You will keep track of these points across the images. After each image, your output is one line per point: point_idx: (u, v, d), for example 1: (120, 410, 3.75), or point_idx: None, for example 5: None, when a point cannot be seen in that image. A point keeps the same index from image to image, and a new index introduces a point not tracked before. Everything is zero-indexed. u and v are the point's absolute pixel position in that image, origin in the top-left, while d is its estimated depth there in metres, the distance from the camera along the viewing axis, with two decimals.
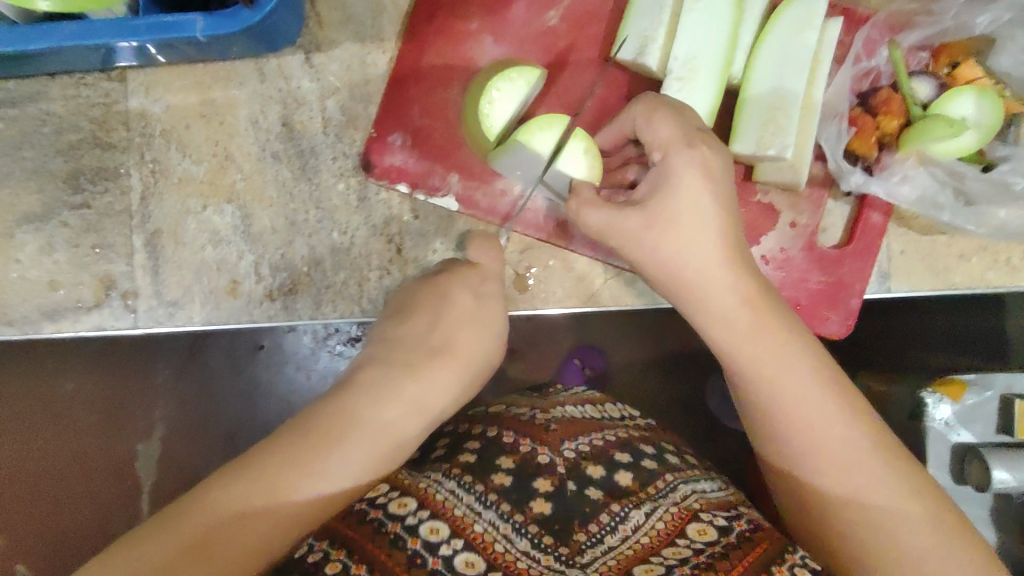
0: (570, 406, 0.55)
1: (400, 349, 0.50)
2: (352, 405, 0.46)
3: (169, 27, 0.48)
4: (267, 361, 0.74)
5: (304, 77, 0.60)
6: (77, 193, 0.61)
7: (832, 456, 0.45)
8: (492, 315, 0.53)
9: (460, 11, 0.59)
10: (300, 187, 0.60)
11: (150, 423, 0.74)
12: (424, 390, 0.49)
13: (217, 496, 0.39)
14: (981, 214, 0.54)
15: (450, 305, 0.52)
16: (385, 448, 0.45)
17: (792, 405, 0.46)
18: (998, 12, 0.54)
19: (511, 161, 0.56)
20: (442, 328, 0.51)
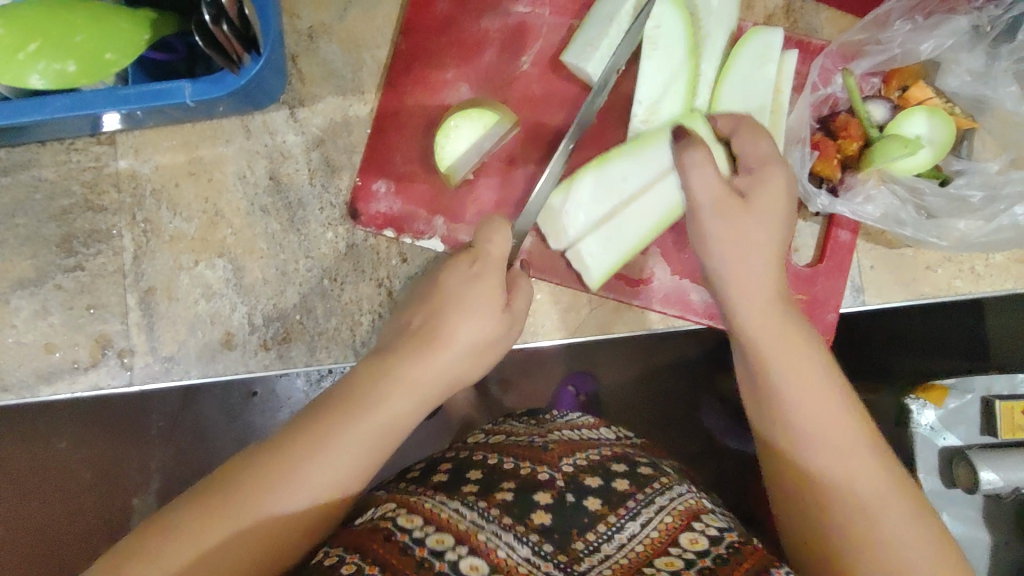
0: (565, 430, 0.54)
1: (419, 342, 0.50)
2: (367, 392, 0.46)
3: (158, 95, 0.50)
4: (261, 407, 0.72)
5: (289, 132, 0.62)
6: (71, 255, 0.62)
7: (836, 439, 0.46)
8: (475, 296, 0.51)
9: (436, 62, 0.62)
10: (290, 239, 0.62)
11: (146, 475, 0.74)
12: (420, 371, 0.48)
13: (244, 482, 0.41)
14: (943, 227, 0.56)
15: (465, 293, 0.51)
16: (391, 438, 0.45)
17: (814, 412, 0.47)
18: (941, 39, 0.56)
19: (608, 184, 0.57)
20: (456, 321, 0.50)
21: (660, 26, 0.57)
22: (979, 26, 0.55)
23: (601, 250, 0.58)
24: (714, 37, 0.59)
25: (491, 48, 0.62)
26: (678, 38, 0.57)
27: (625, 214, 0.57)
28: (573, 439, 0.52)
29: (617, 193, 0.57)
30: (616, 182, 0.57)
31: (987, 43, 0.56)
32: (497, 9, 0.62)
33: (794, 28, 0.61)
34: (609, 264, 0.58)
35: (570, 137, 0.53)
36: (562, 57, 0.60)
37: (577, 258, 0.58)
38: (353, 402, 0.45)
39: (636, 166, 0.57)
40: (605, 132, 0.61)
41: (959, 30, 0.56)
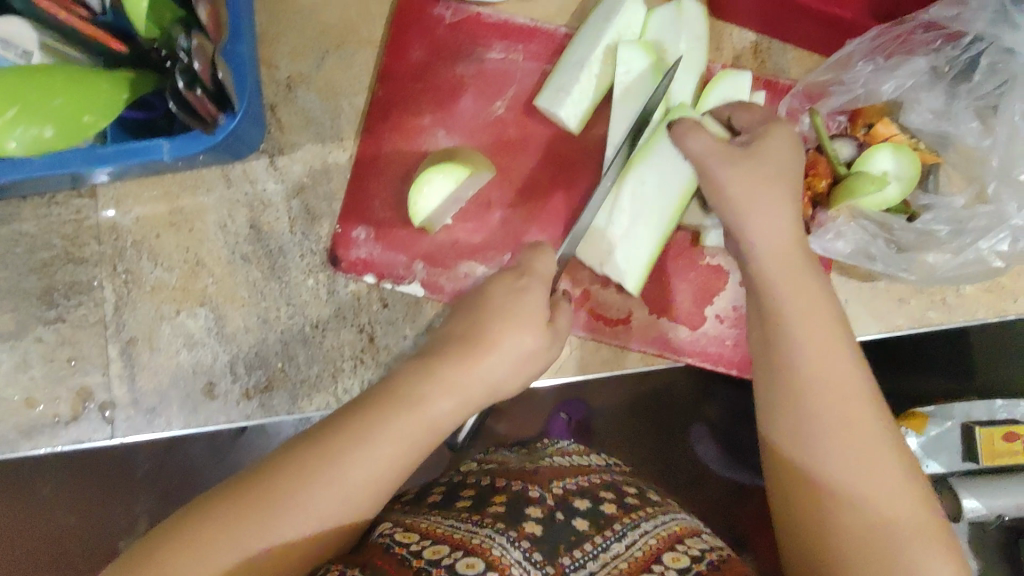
0: (557, 456, 0.56)
1: (462, 345, 0.50)
2: (416, 387, 0.47)
3: (135, 152, 0.50)
4: (248, 447, 0.71)
5: (269, 180, 0.63)
6: (52, 308, 0.62)
7: (849, 413, 0.45)
8: (524, 307, 0.51)
9: (413, 108, 0.63)
10: (271, 286, 0.62)
11: (132, 517, 0.74)
12: (463, 376, 0.48)
13: (282, 470, 0.42)
14: (912, 261, 0.57)
15: (514, 302, 0.52)
16: (428, 437, 0.46)
17: (840, 420, 0.45)
18: (902, 79, 0.58)
19: (630, 191, 0.59)
20: (502, 328, 0.50)
21: (633, 70, 0.59)
22: (938, 67, 0.57)
23: (634, 256, 0.59)
24: (683, 79, 0.60)
25: (466, 94, 0.63)
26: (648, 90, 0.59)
27: (648, 216, 0.59)
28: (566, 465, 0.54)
29: (640, 197, 0.59)
30: (637, 187, 0.59)
31: (947, 82, 0.57)
32: (472, 56, 0.63)
33: (762, 68, 0.63)
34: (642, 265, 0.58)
35: (612, 167, 0.55)
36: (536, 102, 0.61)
37: (613, 272, 0.58)
38: (397, 399, 0.46)
39: (650, 165, 0.59)
40: (581, 173, 0.62)
41: (918, 71, 0.57)
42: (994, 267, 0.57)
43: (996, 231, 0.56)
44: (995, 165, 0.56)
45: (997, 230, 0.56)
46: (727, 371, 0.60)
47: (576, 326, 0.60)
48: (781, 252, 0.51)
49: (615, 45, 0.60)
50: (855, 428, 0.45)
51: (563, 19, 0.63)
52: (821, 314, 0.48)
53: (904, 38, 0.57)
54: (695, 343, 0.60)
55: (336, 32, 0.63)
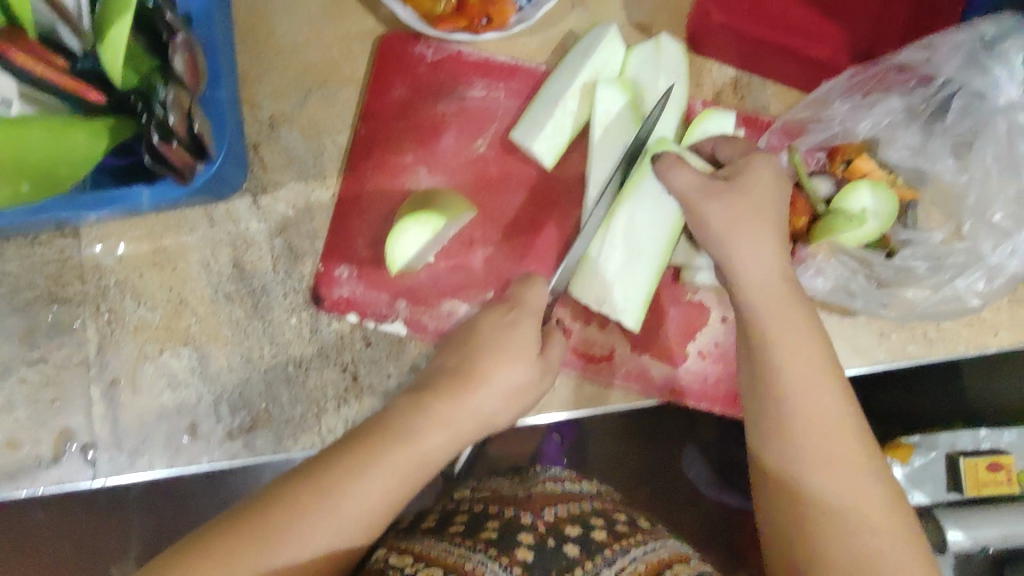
0: (549, 483, 0.55)
1: (454, 378, 0.50)
2: (408, 420, 0.47)
3: (114, 200, 0.51)
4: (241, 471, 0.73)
5: (252, 219, 0.63)
6: (35, 349, 0.62)
7: (835, 443, 0.47)
8: (513, 338, 0.51)
9: (395, 146, 0.63)
10: (254, 325, 0.62)
11: (124, 545, 0.75)
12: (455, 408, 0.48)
13: (282, 501, 0.42)
14: (893, 296, 0.58)
15: (502, 336, 0.52)
16: (422, 469, 0.46)
17: (823, 450, 0.47)
18: (878, 117, 0.59)
19: (620, 229, 0.60)
20: (491, 362, 0.50)
21: (610, 110, 0.60)
22: (913, 106, 0.58)
23: (630, 293, 0.59)
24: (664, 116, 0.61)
25: (448, 132, 0.63)
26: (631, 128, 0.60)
27: (640, 253, 0.60)
28: (557, 491, 0.53)
29: (630, 235, 0.60)
30: (625, 224, 0.60)
31: (922, 120, 0.58)
32: (453, 94, 0.63)
33: (741, 104, 0.63)
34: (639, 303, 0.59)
35: (599, 206, 0.56)
36: (511, 135, 0.62)
37: (612, 312, 0.59)
38: (391, 431, 0.46)
39: (636, 202, 0.60)
40: (563, 210, 0.62)
41: (894, 109, 0.58)
42: (970, 306, 0.57)
43: (971, 269, 0.57)
44: (971, 202, 0.57)
45: (973, 268, 0.56)
46: (709, 407, 0.61)
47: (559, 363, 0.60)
48: (769, 280, 0.50)
49: (592, 83, 0.61)
50: (838, 460, 0.47)
51: (543, 57, 0.64)
52: (809, 344, 0.49)
53: (880, 77, 0.58)
54: (676, 380, 0.60)
55: (318, 71, 0.64)
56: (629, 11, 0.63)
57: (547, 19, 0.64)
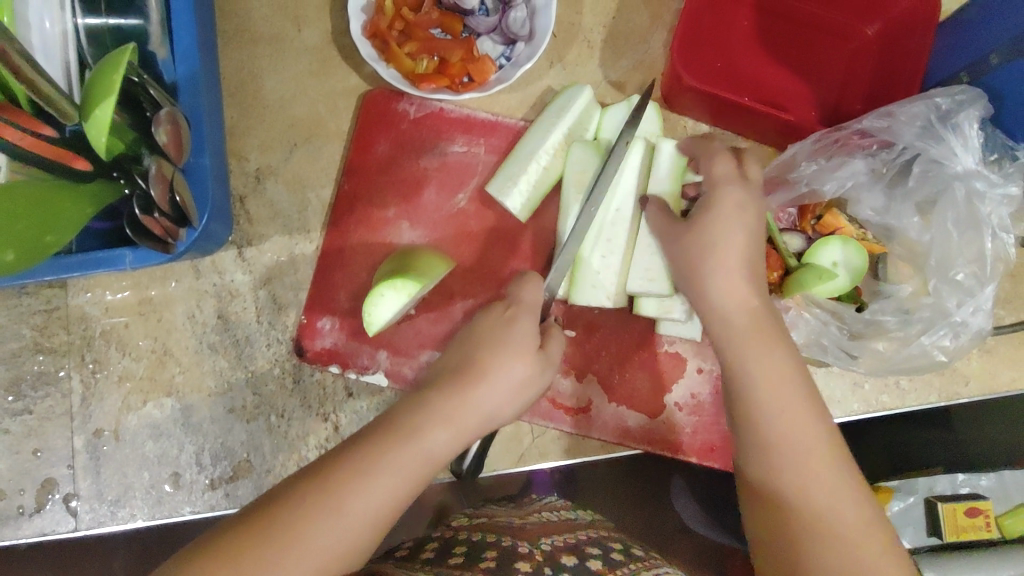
0: (545, 512, 0.55)
1: (455, 379, 0.49)
2: (414, 418, 0.46)
3: (100, 262, 0.51)
4: None
5: (237, 271, 0.64)
6: (19, 399, 0.63)
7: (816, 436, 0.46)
8: (517, 339, 0.51)
9: (377, 201, 0.65)
10: (237, 375, 0.63)
11: None
12: (460, 401, 0.48)
13: (292, 499, 0.40)
14: (863, 350, 0.59)
15: (505, 334, 0.52)
16: (428, 469, 0.44)
17: (813, 454, 0.45)
18: (842, 180, 0.59)
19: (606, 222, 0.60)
20: (496, 359, 0.50)
21: (585, 169, 0.61)
22: (876, 169, 0.59)
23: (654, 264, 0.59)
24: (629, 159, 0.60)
25: (430, 186, 0.65)
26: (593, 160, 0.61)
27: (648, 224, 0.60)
28: (552, 520, 0.52)
29: (618, 225, 0.60)
30: (613, 215, 0.60)
31: (885, 183, 0.59)
32: (435, 149, 0.65)
33: None
34: (628, 293, 0.59)
35: (592, 201, 0.56)
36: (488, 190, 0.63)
37: (640, 289, 0.59)
38: (397, 431, 0.45)
39: (620, 193, 0.60)
40: (541, 263, 0.64)
41: (858, 172, 0.59)
42: (937, 360, 0.58)
43: (937, 326, 0.57)
44: (934, 262, 0.58)
45: (938, 326, 0.57)
46: (686, 459, 0.61)
47: (537, 415, 0.61)
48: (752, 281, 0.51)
49: (568, 141, 0.62)
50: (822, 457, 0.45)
51: (522, 113, 0.66)
52: (790, 351, 0.49)
53: (843, 142, 0.59)
54: (653, 432, 0.61)
55: (303, 126, 0.66)
56: (606, 70, 0.67)
57: (526, 77, 0.66)
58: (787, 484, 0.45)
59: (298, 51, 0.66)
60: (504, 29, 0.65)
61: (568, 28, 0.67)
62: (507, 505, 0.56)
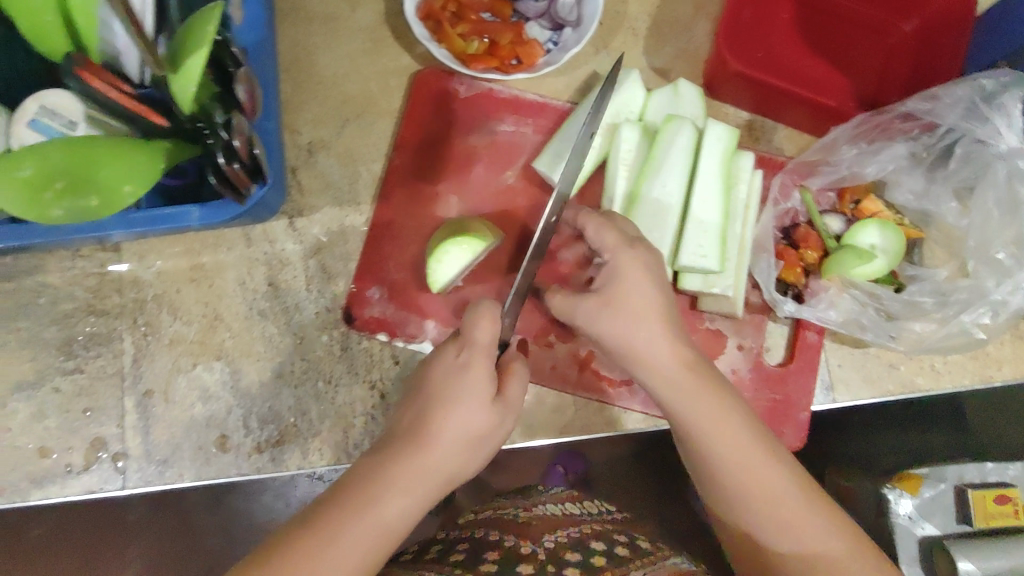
0: (549, 503, 0.64)
1: (410, 434, 0.51)
2: (380, 477, 0.49)
3: (166, 218, 0.53)
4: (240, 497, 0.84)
5: (287, 240, 0.66)
6: (70, 358, 0.64)
7: (766, 488, 0.52)
8: (466, 388, 0.52)
9: (428, 176, 0.67)
10: (287, 342, 0.64)
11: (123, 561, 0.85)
12: (416, 460, 0.50)
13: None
14: (901, 329, 0.60)
15: (457, 384, 0.52)
16: (390, 532, 0.48)
17: (764, 499, 0.52)
18: (883, 163, 0.62)
19: (648, 201, 0.60)
20: (445, 414, 0.51)
21: (632, 150, 0.62)
22: (916, 153, 0.62)
23: (707, 242, 0.59)
24: (679, 139, 0.60)
25: (479, 163, 0.67)
26: (642, 144, 0.62)
27: (702, 202, 0.60)
28: (556, 515, 0.61)
29: (660, 207, 0.60)
30: (656, 195, 0.60)
31: (925, 167, 0.62)
32: (485, 128, 0.67)
33: (756, 144, 0.67)
34: (678, 268, 0.60)
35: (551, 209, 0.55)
36: (536, 167, 0.65)
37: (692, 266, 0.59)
38: (357, 499, 0.48)
39: (670, 174, 0.60)
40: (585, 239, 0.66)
41: (898, 155, 0.62)
42: (976, 339, 0.59)
43: (976, 305, 0.58)
44: (972, 244, 0.60)
45: (978, 305, 0.58)
46: None
47: (581, 386, 0.64)
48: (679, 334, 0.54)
49: (614, 122, 0.64)
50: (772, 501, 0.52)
51: (567, 96, 0.68)
52: (718, 413, 0.53)
53: (885, 126, 0.61)
54: None
55: (356, 102, 0.68)
56: (649, 58, 0.68)
57: (573, 61, 0.68)
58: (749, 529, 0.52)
59: (352, 31, 0.68)
60: (553, 15, 0.66)
61: (615, 15, 0.69)
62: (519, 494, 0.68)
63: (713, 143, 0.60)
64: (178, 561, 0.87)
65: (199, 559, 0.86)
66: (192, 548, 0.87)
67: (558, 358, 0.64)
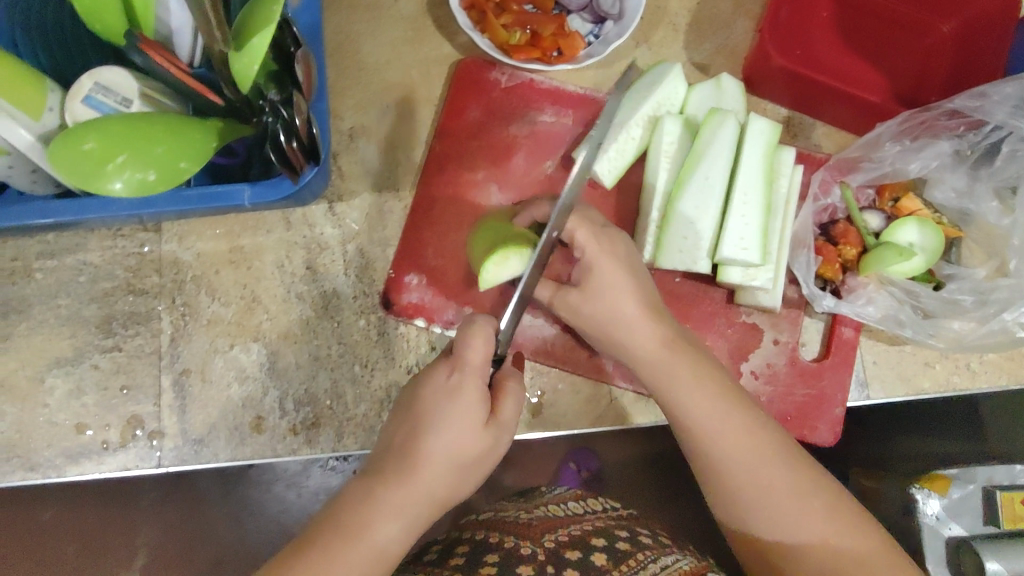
0: (551, 505, 0.64)
1: (400, 457, 0.52)
2: (371, 502, 0.50)
3: (218, 197, 0.54)
4: (256, 481, 0.89)
5: (326, 225, 0.66)
6: (109, 336, 0.65)
7: (766, 487, 0.52)
8: (460, 409, 0.52)
9: (468, 165, 0.68)
10: (323, 325, 0.65)
11: (133, 549, 0.86)
12: (404, 485, 0.51)
13: None
14: (938, 327, 0.60)
15: (446, 404, 0.52)
16: (383, 558, 0.48)
17: (763, 492, 0.52)
18: (927, 160, 0.62)
19: (691, 191, 0.61)
20: (432, 435, 0.51)
21: (674, 143, 0.63)
22: (960, 151, 0.62)
23: (748, 234, 0.60)
24: (725, 130, 0.60)
25: (519, 153, 0.68)
26: (684, 140, 0.63)
27: (744, 196, 0.60)
28: (554, 516, 0.61)
29: (702, 198, 0.60)
30: (698, 186, 0.60)
31: (968, 165, 0.62)
32: (525, 117, 0.68)
33: (794, 141, 0.67)
34: (718, 260, 0.60)
35: (547, 230, 0.53)
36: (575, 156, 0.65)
37: (734, 258, 0.59)
38: (349, 525, 0.49)
39: (714, 165, 0.60)
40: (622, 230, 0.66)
41: (942, 152, 0.62)
42: (1017, 337, 0.59)
43: (1017, 304, 0.58)
44: (1016, 243, 0.59)
45: (1020, 304, 0.58)
46: None
47: (618, 377, 0.64)
48: (657, 348, 0.56)
49: (656, 115, 0.64)
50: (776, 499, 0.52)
51: (607, 88, 0.69)
52: (707, 427, 0.54)
53: (929, 123, 0.62)
54: None
55: (397, 90, 0.68)
56: (689, 53, 0.69)
57: (613, 54, 0.68)
58: (759, 526, 0.53)
59: (395, 19, 0.68)
60: (595, 8, 0.67)
61: (656, 10, 0.69)
62: (521, 500, 0.68)
63: (757, 137, 0.60)
64: (195, 547, 0.87)
65: (210, 547, 0.88)
66: (207, 534, 0.88)
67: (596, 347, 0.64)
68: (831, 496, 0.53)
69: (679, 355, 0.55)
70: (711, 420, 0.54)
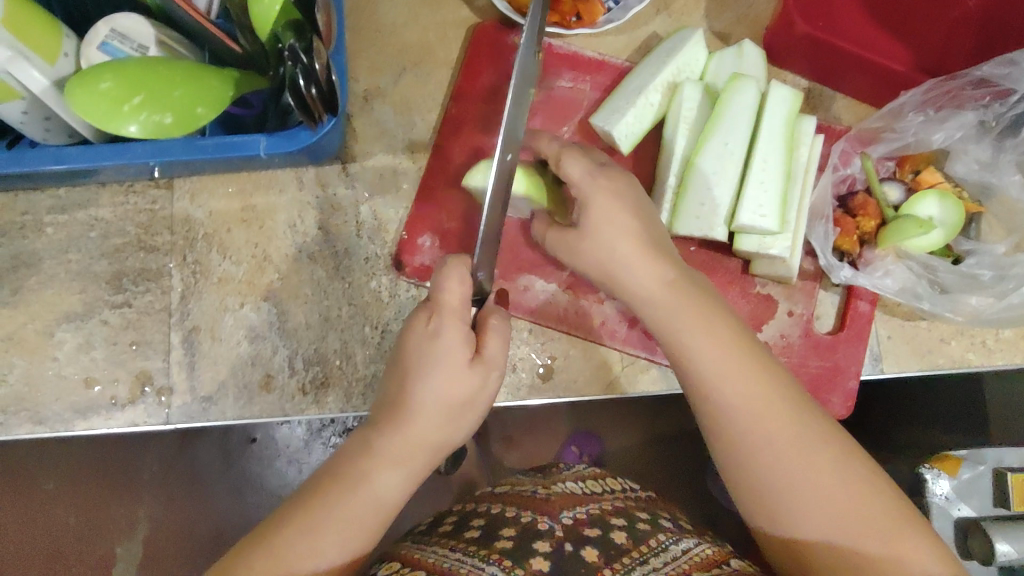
0: (569, 481, 0.62)
1: (393, 410, 0.51)
2: (367, 462, 0.49)
3: (235, 146, 0.54)
4: (258, 454, 0.86)
5: (339, 186, 0.65)
6: (120, 292, 0.64)
7: (777, 438, 0.48)
8: (455, 364, 0.50)
9: (484, 129, 0.67)
10: (335, 286, 0.64)
11: (135, 514, 0.87)
12: (393, 439, 0.50)
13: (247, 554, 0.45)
14: (956, 301, 0.60)
15: (428, 350, 0.50)
16: (379, 512, 0.48)
17: (772, 442, 0.48)
18: (951, 131, 0.62)
19: (710, 158, 0.60)
20: (419, 384, 0.50)
21: (692, 109, 0.62)
22: (985, 122, 0.61)
23: (766, 201, 0.59)
24: (744, 95, 0.60)
25: (535, 118, 0.67)
26: (702, 105, 0.62)
27: (763, 162, 0.59)
28: (574, 492, 0.59)
29: (720, 163, 0.60)
30: (717, 152, 0.60)
31: (992, 136, 0.62)
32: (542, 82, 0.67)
33: (815, 113, 0.66)
34: (735, 226, 0.59)
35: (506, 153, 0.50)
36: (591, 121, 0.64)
37: (751, 224, 0.59)
38: (343, 479, 0.48)
39: (733, 131, 0.60)
40: None
41: (966, 123, 0.61)
42: None
43: None
44: None
45: None
46: None
47: (630, 344, 0.63)
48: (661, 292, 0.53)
49: (675, 81, 0.63)
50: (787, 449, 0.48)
51: (627, 56, 0.68)
52: (714, 371, 0.50)
53: (954, 93, 0.61)
54: None
55: (414, 52, 0.67)
56: (711, 21, 0.67)
57: (633, 21, 0.67)
58: (768, 479, 0.48)
59: None
60: None
61: None
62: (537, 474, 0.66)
63: (778, 104, 0.60)
64: (196, 514, 0.87)
65: (209, 518, 0.87)
66: (208, 502, 0.87)
67: (608, 315, 0.64)
68: (845, 448, 0.48)
69: (686, 299, 0.52)
70: (718, 365, 0.50)
